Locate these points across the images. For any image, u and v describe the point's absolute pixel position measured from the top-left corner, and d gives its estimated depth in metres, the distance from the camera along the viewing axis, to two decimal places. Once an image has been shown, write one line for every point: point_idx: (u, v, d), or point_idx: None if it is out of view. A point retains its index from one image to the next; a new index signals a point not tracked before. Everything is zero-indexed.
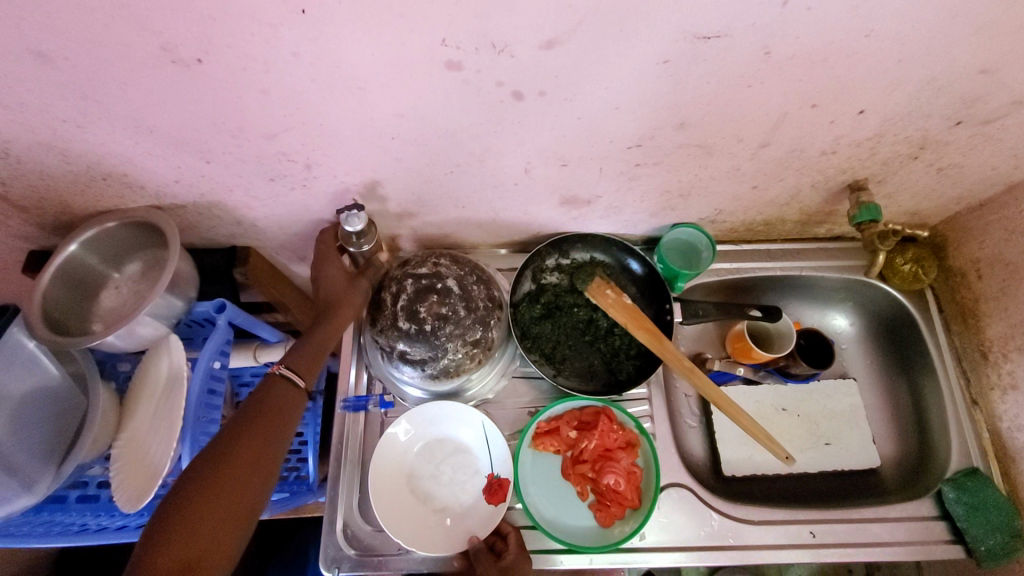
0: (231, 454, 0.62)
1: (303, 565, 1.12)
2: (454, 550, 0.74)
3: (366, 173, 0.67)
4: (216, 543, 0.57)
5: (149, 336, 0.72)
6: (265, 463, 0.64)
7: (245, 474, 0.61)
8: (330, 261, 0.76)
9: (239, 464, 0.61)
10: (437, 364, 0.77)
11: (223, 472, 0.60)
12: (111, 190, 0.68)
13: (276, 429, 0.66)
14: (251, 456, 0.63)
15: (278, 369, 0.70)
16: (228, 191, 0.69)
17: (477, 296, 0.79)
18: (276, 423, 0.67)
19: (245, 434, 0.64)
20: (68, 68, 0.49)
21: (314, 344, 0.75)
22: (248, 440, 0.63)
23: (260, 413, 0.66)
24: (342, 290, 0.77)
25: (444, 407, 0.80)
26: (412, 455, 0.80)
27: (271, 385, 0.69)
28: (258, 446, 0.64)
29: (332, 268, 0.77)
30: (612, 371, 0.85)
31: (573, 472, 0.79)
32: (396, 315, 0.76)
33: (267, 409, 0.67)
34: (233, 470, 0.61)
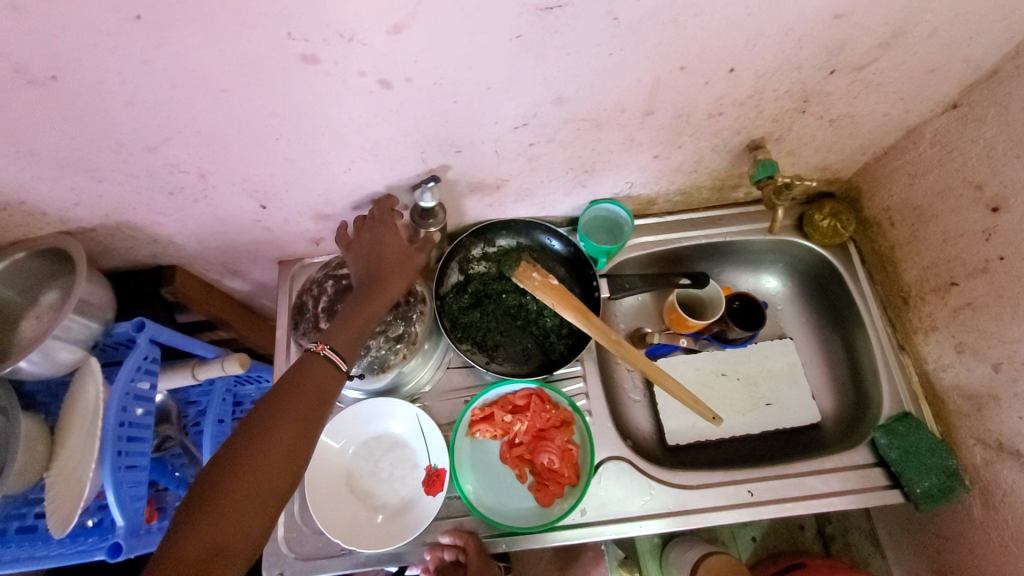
0: (264, 440, 0.60)
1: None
2: (393, 543, 0.74)
3: (265, 177, 0.67)
4: (245, 528, 0.56)
5: (69, 360, 0.72)
6: (301, 448, 0.62)
7: (284, 459, 0.60)
8: (380, 238, 0.72)
9: (279, 448, 0.60)
10: (361, 362, 0.77)
11: (252, 460, 0.58)
12: (14, 219, 0.68)
13: (314, 415, 0.64)
14: (295, 432, 0.61)
15: (322, 348, 0.66)
16: (131, 209, 0.69)
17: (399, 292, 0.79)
18: (314, 404, 0.64)
19: (279, 418, 0.61)
20: None
21: (357, 321, 0.69)
22: (299, 408, 0.63)
23: (296, 395, 0.63)
24: (393, 265, 0.72)
25: (378, 403, 0.81)
26: (349, 455, 0.80)
27: (312, 363, 0.66)
28: (298, 431, 0.62)
29: (392, 237, 0.72)
30: (546, 352, 0.85)
31: (510, 456, 0.79)
32: (317, 316, 0.76)
33: (305, 390, 0.64)
34: (274, 451, 0.59)
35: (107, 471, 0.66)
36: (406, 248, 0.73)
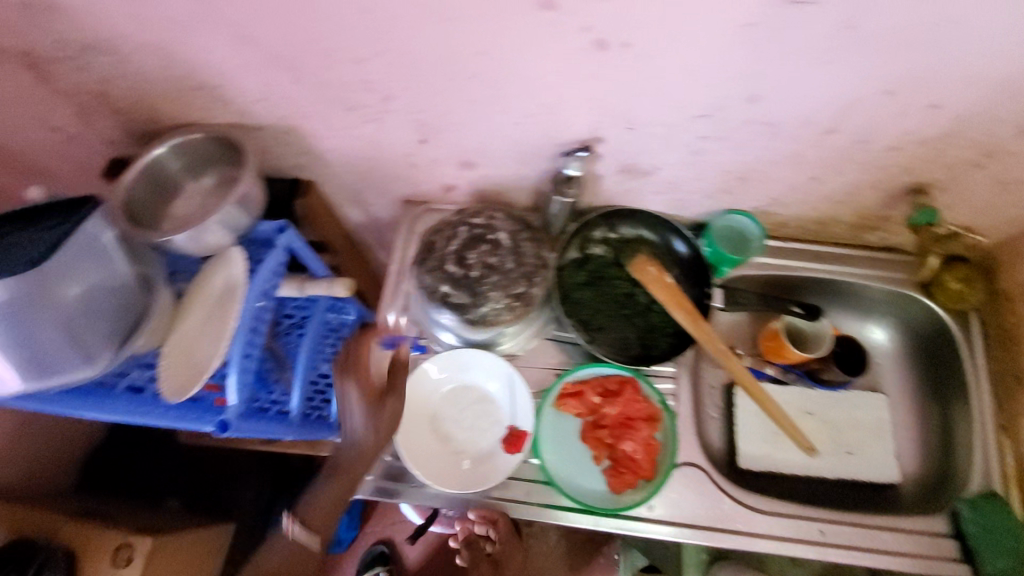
0: None
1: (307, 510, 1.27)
2: (467, 489, 0.76)
3: (439, 113, 0.69)
4: None
5: (214, 246, 0.77)
6: None
7: None
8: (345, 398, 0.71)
9: None
10: (476, 312, 0.75)
11: None
12: (200, 101, 0.72)
13: None
14: None
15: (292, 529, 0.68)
16: (305, 116, 0.73)
17: (527, 253, 0.78)
18: None
19: None
20: None
21: (330, 498, 0.70)
22: None
23: None
24: (362, 428, 0.70)
25: (479, 352, 0.82)
26: (437, 396, 0.82)
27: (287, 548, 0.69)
28: None
29: (356, 388, 0.70)
30: (646, 346, 0.84)
31: (591, 436, 0.80)
32: (446, 258, 0.77)
33: None
34: None
35: (238, 347, 0.71)
36: (372, 399, 0.70)
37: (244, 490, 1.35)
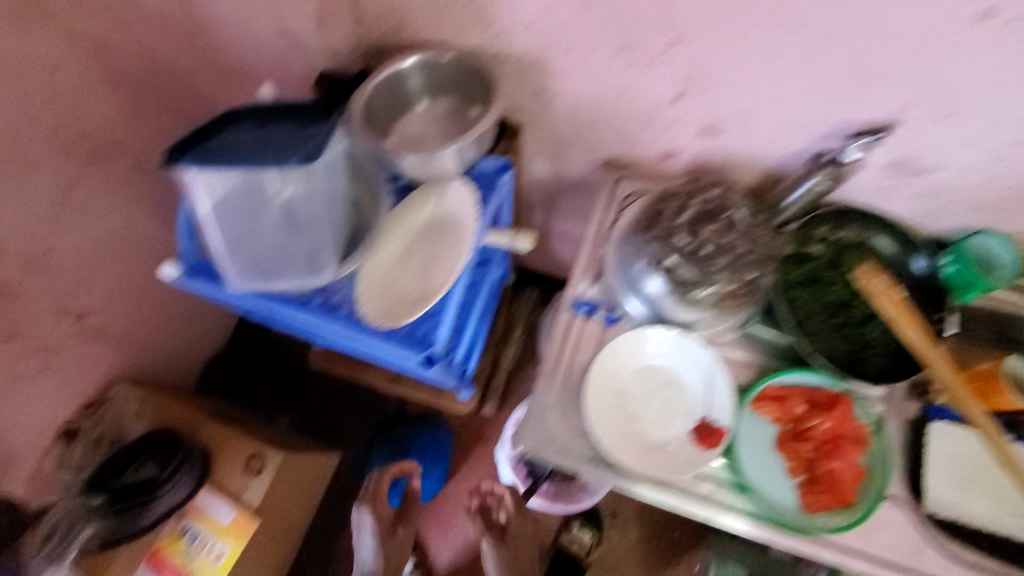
0: None
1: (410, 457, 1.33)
2: (656, 474, 0.70)
3: (721, 68, 0.64)
4: None
5: (434, 173, 0.72)
6: None
7: None
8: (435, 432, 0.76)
9: None
10: (700, 294, 0.69)
11: None
12: (460, 19, 0.69)
13: None
14: None
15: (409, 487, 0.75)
16: (565, 51, 0.68)
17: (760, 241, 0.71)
18: None
19: None
20: None
21: None
22: None
23: None
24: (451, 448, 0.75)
25: (683, 334, 0.75)
26: (628, 371, 0.75)
27: None
28: None
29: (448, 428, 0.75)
30: (859, 363, 0.75)
31: (791, 447, 0.72)
32: (675, 229, 0.70)
33: None
34: None
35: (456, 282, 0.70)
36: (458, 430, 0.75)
37: (350, 424, 1.39)
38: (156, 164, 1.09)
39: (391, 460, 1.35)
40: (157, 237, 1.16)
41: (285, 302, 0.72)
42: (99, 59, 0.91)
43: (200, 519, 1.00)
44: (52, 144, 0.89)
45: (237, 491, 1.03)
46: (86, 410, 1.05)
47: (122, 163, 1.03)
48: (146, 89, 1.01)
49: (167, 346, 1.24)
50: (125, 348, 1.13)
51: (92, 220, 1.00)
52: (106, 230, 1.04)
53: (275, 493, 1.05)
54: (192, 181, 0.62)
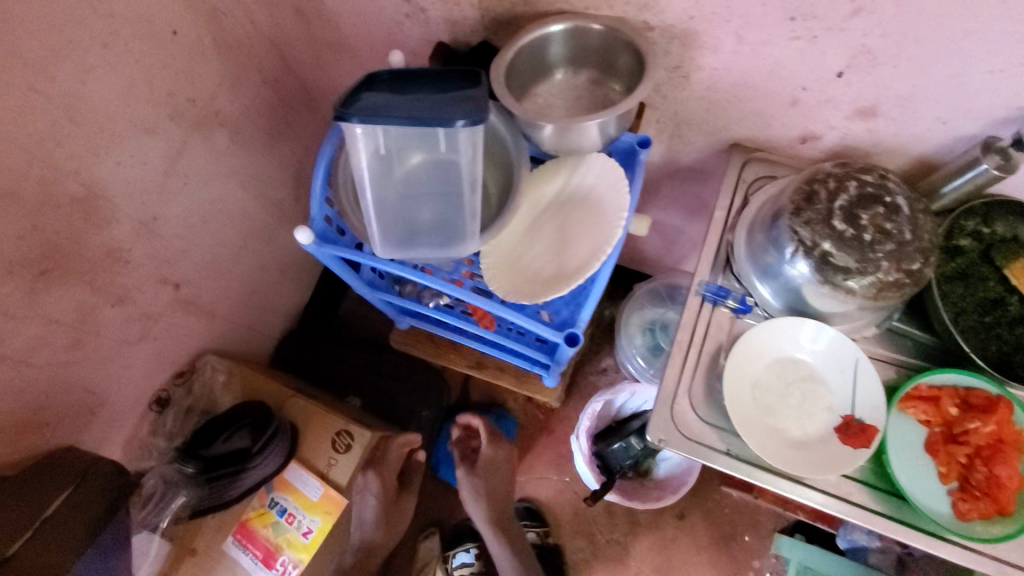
0: None
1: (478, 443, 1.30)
2: (803, 473, 0.66)
3: (905, 41, 0.59)
4: None
5: (570, 145, 0.68)
6: None
7: None
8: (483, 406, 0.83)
9: None
10: (860, 280, 0.65)
11: None
12: None
13: None
14: None
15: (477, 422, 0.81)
16: (724, 21, 0.64)
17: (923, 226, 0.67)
18: None
19: None
20: None
21: None
22: None
23: None
24: None
25: (824, 327, 0.70)
26: (765, 363, 0.71)
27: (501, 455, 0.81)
28: None
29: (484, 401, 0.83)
30: (1011, 365, 0.71)
31: (943, 449, 0.68)
32: (832, 212, 0.66)
33: None
34: None
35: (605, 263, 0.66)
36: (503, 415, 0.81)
37: (422, 407, 1.29)
38: (256, 138, 1.06)
39: None
40: (254, 217, 1.12)
41: (414, 275, 0.68)
42: (212, 26, 0.88)
43: (288, 492, 1.01)
44: (166, 110, 0.85)
45: (323, 469, 1.02)
46: (177, 378, 1.05)
47: (226, 134, 0.99)
48: (251, 60, 0.98)
49: (250, 322, 1.22)
50: (212, 321, 1.10)
51: (197, 190, 0.96)
52: (208, 204, 1.00)
53: (362, 472, 1.03)
54: (352, 141, 0.60)
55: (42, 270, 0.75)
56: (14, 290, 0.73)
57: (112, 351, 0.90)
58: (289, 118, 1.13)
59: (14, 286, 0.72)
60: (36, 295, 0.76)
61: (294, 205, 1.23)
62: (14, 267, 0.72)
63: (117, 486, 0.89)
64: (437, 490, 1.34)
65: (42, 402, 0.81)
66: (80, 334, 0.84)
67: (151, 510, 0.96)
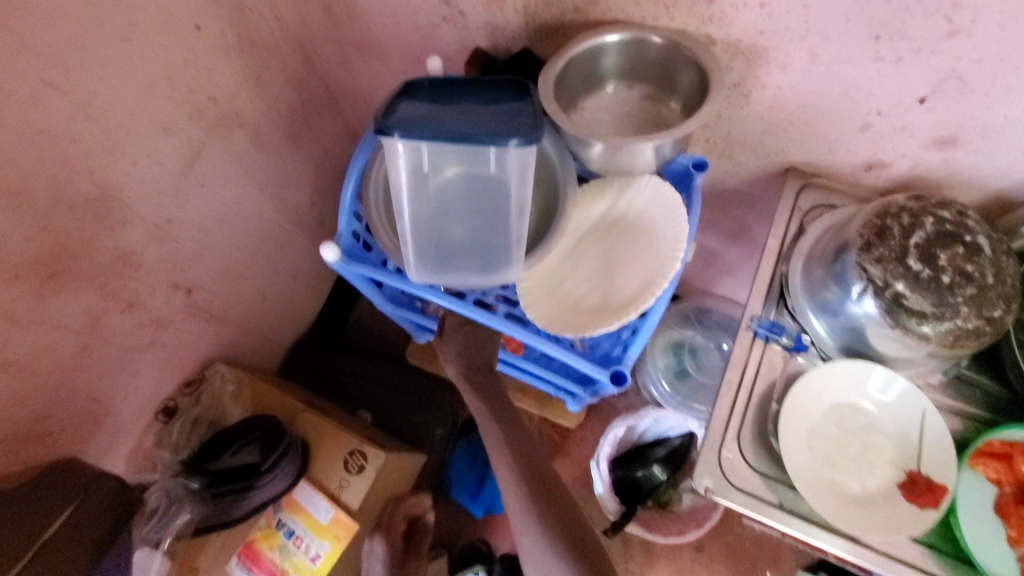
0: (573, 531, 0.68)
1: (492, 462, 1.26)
2: (864, 533, 0.61)
3: (1002, 66, 0.54)
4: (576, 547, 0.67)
5: (621, 166, 0.63)
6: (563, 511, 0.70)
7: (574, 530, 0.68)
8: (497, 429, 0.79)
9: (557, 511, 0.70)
10: (935, 326, 0.60)
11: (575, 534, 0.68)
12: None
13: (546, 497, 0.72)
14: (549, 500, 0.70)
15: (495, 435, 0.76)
16: (797, 37, 0.58)
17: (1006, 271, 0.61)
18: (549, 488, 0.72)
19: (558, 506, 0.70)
20: None
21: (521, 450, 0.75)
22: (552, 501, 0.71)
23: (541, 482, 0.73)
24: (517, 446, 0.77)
25: (889, 373, 0.65)
26: (823, 409, 0.65)
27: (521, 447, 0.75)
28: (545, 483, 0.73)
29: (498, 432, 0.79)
30: None
31: (1015, 513, 0.61)
32: (907, 251, 0.61)
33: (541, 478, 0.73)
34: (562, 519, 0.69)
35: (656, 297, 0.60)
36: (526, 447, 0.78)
37: (434, 424, 1.22)
38: (277, 140, 1.01)
39: (474, 467, 1.26)
40: (270, 221, 1.08)
41: (448, 300, 0.63)
42: (238, 21, 0.83)
43: (297, 513, 0.96)
44: (186, 109, 0.81)
45: (335, 489, 0.97)
46: (185, 388, 1.00)
47: (246, 135, 0.94)
48: (276, 59, 0.93)
49: (261, 330, 1.17)
50: (223, 329, 1.06)
51: (214, 192, 0.92)
52: (224, 207, 0.95)
53: (375, 494, 0.99)
54: (393, 155, 0.55)
55: (51, 273, 0.70)
56: (19, 295, 0.68)
57: (120, 358, 0.85)
58: (311, 120, 1.08)
59: (20, 290, 0.68)
60: (45, 300, 0.71)
61: (312, 209, 1.18)
62: (21, 270, 0.67)
63: (119, 516, 0.87)
64: (447, 509, 1.28)
65: (45, 411, 0.76)
66: (89, 340, 0.79)
67: (153, 526, 0.91)
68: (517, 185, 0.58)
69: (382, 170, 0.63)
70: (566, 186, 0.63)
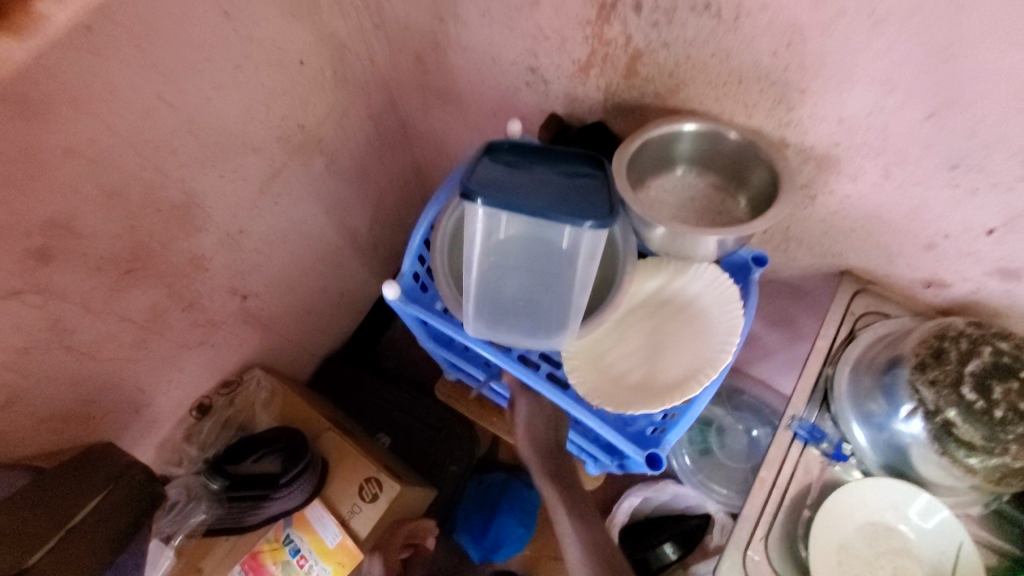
0: None
1: (500, 508, 1.25)
2: None
3: None
4: None
5: (683, 251, 0.65)
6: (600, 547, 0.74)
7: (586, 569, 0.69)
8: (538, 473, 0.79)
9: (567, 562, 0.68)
10: (983, 459, 0.58)
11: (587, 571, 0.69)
12: (752, 97, 0.62)
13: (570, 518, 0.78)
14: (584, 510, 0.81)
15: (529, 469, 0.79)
16: (869, 154, 0.60)
17: None
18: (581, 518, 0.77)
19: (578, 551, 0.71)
20: None
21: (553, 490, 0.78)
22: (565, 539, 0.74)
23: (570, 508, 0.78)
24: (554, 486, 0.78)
25: (928, 497, 0.63)
26: (856, 526, 0.63)
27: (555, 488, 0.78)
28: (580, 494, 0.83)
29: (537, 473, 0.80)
30: None
31: None
32: (961, 378, 0.60)
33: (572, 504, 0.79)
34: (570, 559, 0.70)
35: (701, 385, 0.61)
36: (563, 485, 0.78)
37: (449, 462, 1.24)
38: (348, 167, 1.06)
39: (482, 510, 1.26)
40: (328, 241, 1.12)
41: (495, 354, 0.65)
42: (336, 60, 0.90)
43: (305, 531, 0.97)
44: (275, 133, 0.86)
45: (345, 514, 0.98)
46: (222, 388, 1.04)
47: (322, 160, 0.99)
48: (361, 95, 0.99)
49: (301, 342, 1.21)
50: (266, 337, 1.10)
51: (284, 209, 0.97)
52: (290, 224, 1.00)
53: (383, 526, 0.99)
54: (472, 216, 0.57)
55: (129, 269, 0.75)
56: (98, 286, 0.73)
57: (170, 353, 0.90)
58: (382, 152, 1.13)
59: (100, 280, 0.73)
60: (117, 292, 0.76)
61: (367, 234, 1.23)
62: (103, 264, 0.72)
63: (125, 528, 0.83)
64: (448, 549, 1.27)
65: (95, 395, 0.81)
66: (146, 334, 0.83)
67: (168, 520, 0.95)
68: (580, 258, 0.60)
69: (452, 220, 0.67)
70: (627, 263, 0.65)
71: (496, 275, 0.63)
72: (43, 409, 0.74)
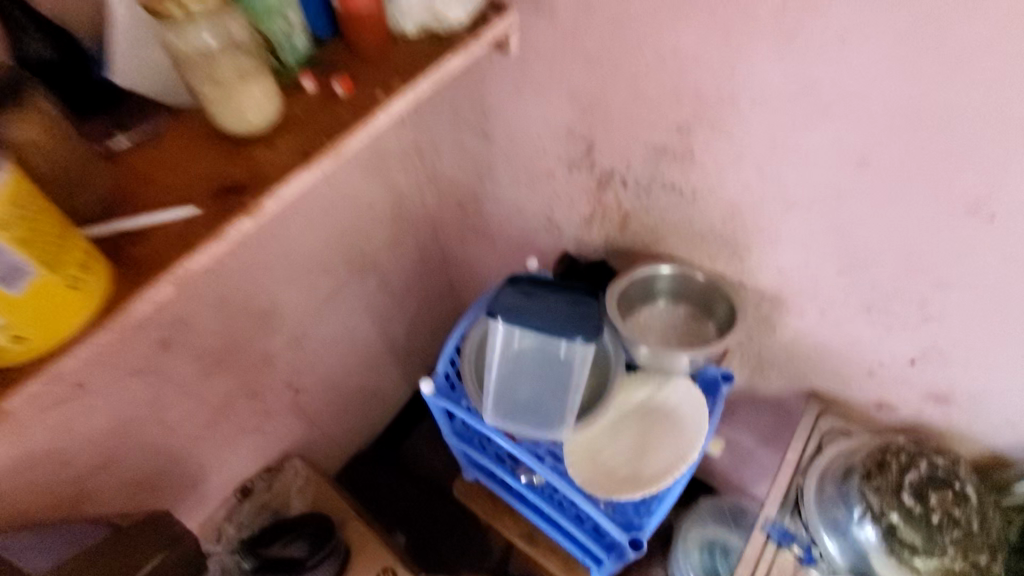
0: None
1: None
2: None
3: (967, 351, 0.68)
4: None
5: (664, 366, 0.81)
6: None
7: None
8: None
9: None
10: (925, 560, 0.68)
11: None
12: (714, 249, 0.81)
13: None
14: None
15: None
16: (806, 296, 0.77)
17: (990, 520, 0.70)
18: None
19: None
20: (873, 178, 0.60)
21: None
22: None
23: None
24: None
25: None
26: None
27: None
28: None
29: None
30: None
31: None
32: (902, 487, 0.71)
33: None
34: None
35: (678, 476, 0.74)
36: None
37: (462, 564, 1.30)
38: (395, 286, 1.28)
39: None
40: (370, 347, 1.31)
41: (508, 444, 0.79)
42: (395, 204, 1.14)
43: None
44: (344, 257, 1.09)
45: None
46: (264, 473, 1.16)
47: (375, 280, 1.21)
48: (412, 230, 1.23)
49: (335, 436, 1.34)
50: (308, 428, 1.24)
51: (340, 318, 1.17)
52: (342, 331, 1.19)
53: None
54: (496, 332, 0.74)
55: (217, 360, 0.94)
56: (192, 372, 0.91)
57: (230, 435, 1.05)
58: (423, 275, 1.35)
59: (196, 368, 0.91)
60: (205, 378, 0.94)
61: (403, 342, 1.41)
62: (201, 355, 0.91)
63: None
64: None
65: (167, 466, 0.95)
66: (216, 416, 1.00)
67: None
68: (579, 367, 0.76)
69: (477, 332, 0.84)
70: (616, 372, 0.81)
71: (512, 377, 0.78)
72: (128, 473, 0.89)
